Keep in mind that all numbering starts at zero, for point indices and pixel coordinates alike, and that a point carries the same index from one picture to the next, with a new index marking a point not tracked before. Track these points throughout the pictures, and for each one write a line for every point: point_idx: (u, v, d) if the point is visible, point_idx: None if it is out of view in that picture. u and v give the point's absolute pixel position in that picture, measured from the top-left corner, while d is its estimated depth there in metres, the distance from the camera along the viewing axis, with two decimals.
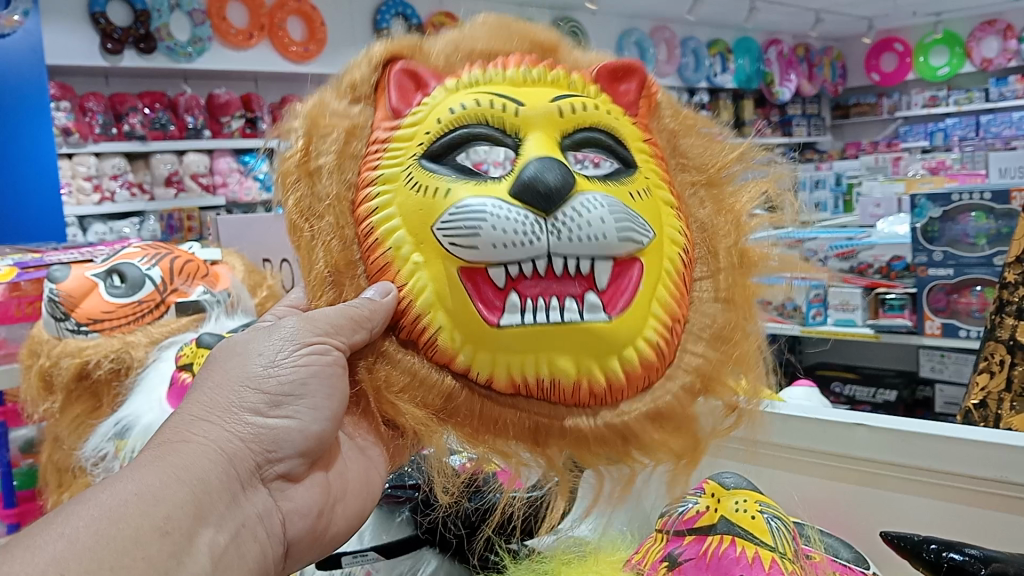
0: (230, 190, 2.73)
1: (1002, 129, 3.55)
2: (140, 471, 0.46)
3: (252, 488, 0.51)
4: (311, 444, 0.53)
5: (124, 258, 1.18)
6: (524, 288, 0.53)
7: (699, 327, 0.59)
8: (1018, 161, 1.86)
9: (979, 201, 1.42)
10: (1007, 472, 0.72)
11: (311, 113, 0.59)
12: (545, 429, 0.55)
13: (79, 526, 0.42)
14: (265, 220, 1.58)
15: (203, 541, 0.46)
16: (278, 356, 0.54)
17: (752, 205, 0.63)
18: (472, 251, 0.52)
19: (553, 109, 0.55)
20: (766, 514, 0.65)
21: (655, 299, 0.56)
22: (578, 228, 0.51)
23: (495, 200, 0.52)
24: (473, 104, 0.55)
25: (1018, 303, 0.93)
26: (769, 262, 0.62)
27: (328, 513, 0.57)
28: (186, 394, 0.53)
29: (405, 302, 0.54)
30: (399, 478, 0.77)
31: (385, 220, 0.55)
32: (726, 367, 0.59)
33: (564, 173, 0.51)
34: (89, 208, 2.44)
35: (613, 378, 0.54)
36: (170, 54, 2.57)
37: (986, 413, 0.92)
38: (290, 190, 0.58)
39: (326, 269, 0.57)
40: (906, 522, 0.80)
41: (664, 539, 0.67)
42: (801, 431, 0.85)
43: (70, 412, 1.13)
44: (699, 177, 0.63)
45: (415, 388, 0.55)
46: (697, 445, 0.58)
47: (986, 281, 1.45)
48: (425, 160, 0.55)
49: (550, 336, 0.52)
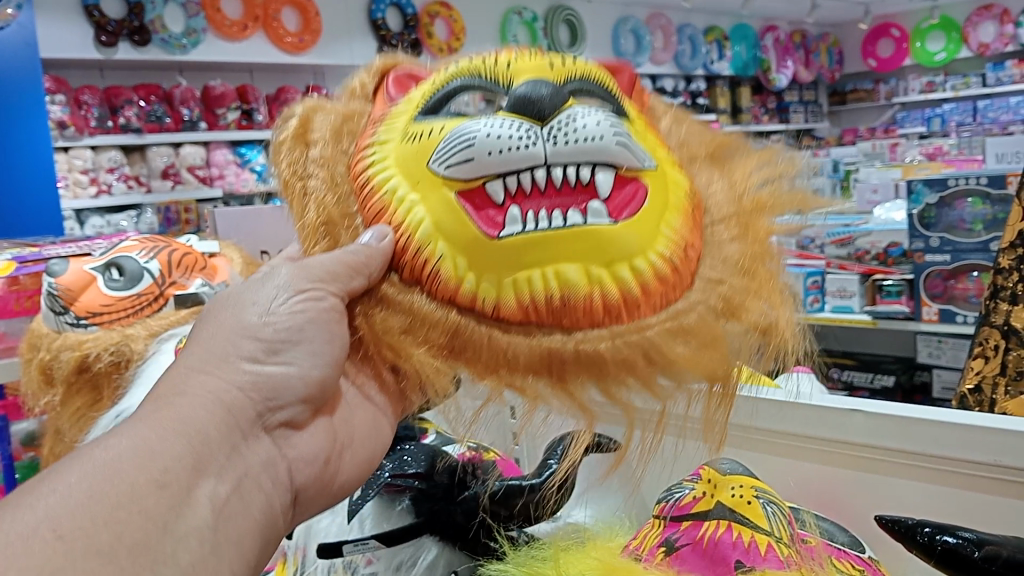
0: (227, 181, 2.71)
1: (999, 114, 3.55)
2: (137, 426, 0.48)
3: (256, 437, 0.54)
4: (312, 391, 0.57)
5: (123, 252, 1.18)
6: (526, 205, 0.53)
7: (718, 257, 0.56)
8: (1015, 146, 1.86)
9: (975, 186, 1.41)
10: (1001, 455, 0.73)
11: (312, 105, 0.64)
12: (559, 355, 0.53)
13: (73, 481, 0.43)
14: (267, 213, 1.59)
15: (203, 492, 0.47)
16: (274, 305, 0.57)
17: (756, 171, 0.61)
18: (469, 164, 0.52)
19: (547, 61, 0.56)
20: (763, 499, 0.66)
21: (664, 220, 0.54)
22: (573, 132, 0.51)
23: (489, 118, 0.53)
24: (465, 61, 0.57)
25: (1012, 288, 0.94)
26: (781, 207, 0.59)
27: (336, 460, 0.61)
28: (182, 347, 0.56)
29: (404, 240, 0.55)
30: (399, 466, 0.76)
31: (380, 171, 0.56)
32: (751, 293, 0.55)
33: (555, 89, 0.53)
34: (86, 201, 2.44)
35: (626, 291, 0.53)
36: (165, 46, 2.56)
37: (981, 398, 0.93)
38: (283, 156, 0.61)
39: (318, 220, 0.59)
40: (901, 507, 0.80)
41: (662, 526, 0.68)
42: (796, 418, 0.86)
43: (71, 406, 1.14)
44: (699, 151, 0.61)
45: (418, 327, 0.55)
46: (727, 364, 0.54)
47: (983, 266, 1.45)
48: (421, 115, 0.57)
49: (553, 244, 0.51)
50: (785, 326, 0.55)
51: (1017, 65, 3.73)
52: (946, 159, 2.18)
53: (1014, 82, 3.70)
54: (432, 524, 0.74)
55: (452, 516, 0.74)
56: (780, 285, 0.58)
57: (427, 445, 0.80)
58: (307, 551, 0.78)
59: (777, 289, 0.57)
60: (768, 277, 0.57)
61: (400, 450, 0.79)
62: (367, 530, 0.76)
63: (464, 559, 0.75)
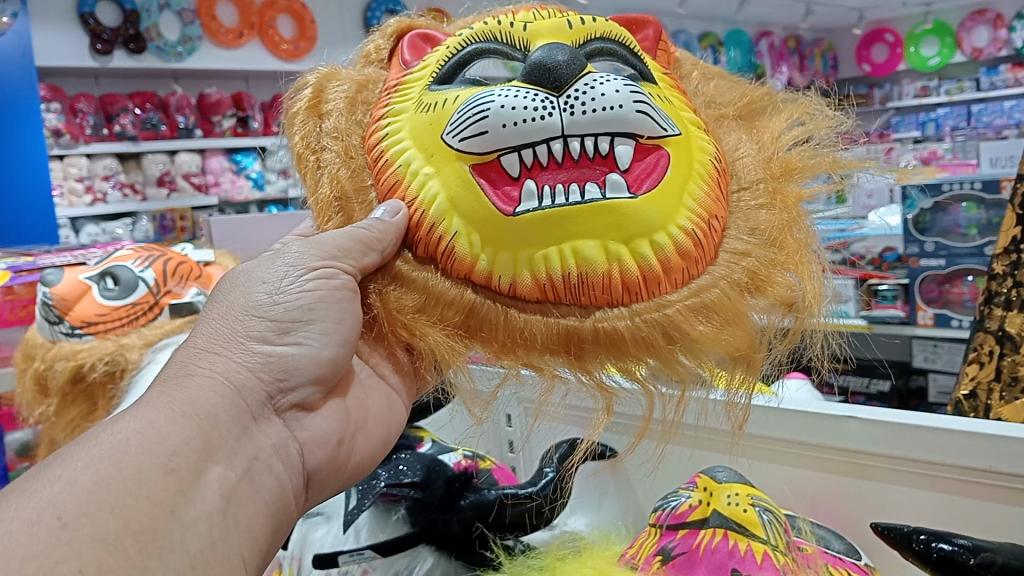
0: (223, 189, 2.72)
1: (994, 119, 3.56)
2: (144, 409, 0.48)
3: (265, 420, 0.55)
4: (324, 371, 0.58)
5: (118, 261, 1.17)
6: (542, 178, 0.56)
7: (741, 222, 0.61)
8: (1009, 150, 1.87)
9: (971, 191, 1.47)
10: (996, 461, 0.73)
11: (326, 73, 0.69)
12: (576, 335, 0.56)
13: (79, 467, 0.44)
14: (259, 219, 1.58)
15: (212, 477, 0.48)
16: (283, 284, 0.58)
17: (785, 129, 0.67)
18: (483, 137, 0.55)
19: (564, 23, 0.59)
20: (759, 507, 0.66)
21: (686, 193, 0.57)
22: (590, 101, 0.54)
23: (505, 88, 0.55)
24: (480, 25, 0.60)
25: (1005, 294, 0.94)
26: (808, 173, 0.65)
27: (350, 441, 0.62)
28: (191, 329, 0.57)
29: (418, 215, 0.58)
30: (395, 475, 0.78)
31: (394, 143, 0.60)
32: (774, 266, 0.59)
33: (573, 53, 0.55)
34: (81, 210, 2.43)
35: (645, 267, 0.55)
36: (160, 53, 2.57)
37: (976, 403, 0.93)
38: (297, 128, 0.66)
39: (331, 195, 0.63)
40: (897, 514, 0.81)
41: (658, 533, 0.68)
42: (791, 424, 0.85)
43: (67, 416, 1.14)
44: (727, 111, 0.68)
45: (432, 306, 0.58)
46: (749, 338, 0.57)
47: (978, 271, 1.48)
48: (435, 84, 0.60)
49: (571, 220, 0.54)
50: (811, 298, 0.59)
51: (1011, 70, 3.72)
52: (941, 163, 2.18)
53: (1007, 86, 3.67)
54: (428, 533, 0.74)
55: (449, 525, 0.74)
56: (809, 254, 0.62)
57: (424, 454, 0.81)
58: (303, 561, 0.77)
59: (806, 260, 0.61)
60: (796, 246, 0.61)
61: (395, 460, 0.80)
62: (364, 540, 0.75)
63: (460, 569, 0.75)
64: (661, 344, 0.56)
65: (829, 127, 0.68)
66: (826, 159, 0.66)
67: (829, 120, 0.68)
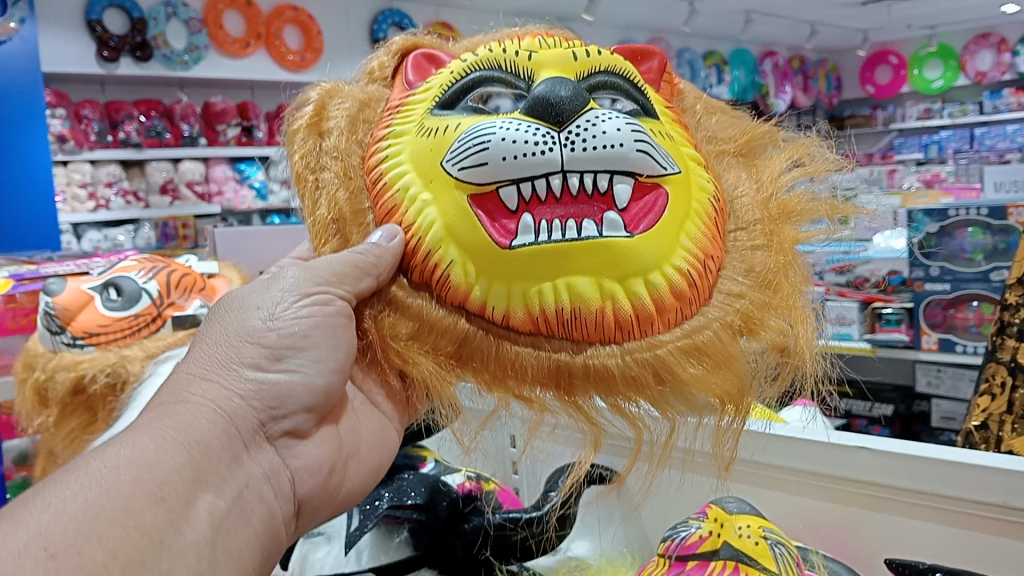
0: (225, 198, 2.72)
1: (996, 142, 3.54)
2: (135, 435, 0.48)
3: (258, 447, 0.54)
4: (317, 399, 0.57)
5: (121, 272, 1.16)
6: (539, 212, 0.55)
7: (737, 266, 0.60)
8: (1013, 175, 1.82)
9: (976, 217, 1.38)
10: (1008, 496, 0.73)
11: (328, 89, 0.68)
12: (566, 371, 0.56)
13: (67, 496, 0.43)
14: (263, 231, 1.57)
15: (202, 506, 0.47)
16: (278, 310, 0.57)
17: (785, 169, 0.66)
18: (483, 168, 0.54)
19: (569, 55, 0.59)
20: (771, 540, 0.66)
21: (683, 233, 0.56)
22: (592, 138, 0.53)
23: (506, 120, 0.55)
24: (485, 51, 0.59)
25: (1018, 324, 0.94)
26: (807, 215, 0.64)
27: (342, 469, 0.62)
28: (185, 353, 0.56)
29: (414, 242, 0.58)
30: (398, 497, 0.77)
31: (394, 166, 0.59)
32: (769, 310, 0.59)
33: (575, 89, 0.55)
34: (83, 216, 2.43)
35: (639, 306, 0.55)
36: (166, 61, 2.55)
37: (987, 434, 0.92)
38: (297, 146, 0.65)
39: (329, 217, 0.62)
40: (909, 547, 0.80)
41: (666, 564, 0.67)
42: (796, 454, 0.85)
43: (66, 427, 1.13)
44: (727, 147, 0.67)
45: (426, 335, 0.58)
46: (740, 382, 0.57)
47: (984, 296, 1.43)
48: (437, 109, 0.59)
49: (566, 256, 0.53)
50: (803, 345, 0.59)
51: (1014, 94, 3.66)
52: (946, 185, 2.16)
53: (1010, 111, 3.62)
54: (431, 556, 0.74)
55: (455, 551, 0.74)
56: (802, 298, 0.61)
57: (427, 475, 0.81)
58: None
59: (799, 304, 0.60)
60: (791, 290, 0.60)
61: (398, 481, 0.80)
62: (365, 562, 0.75)
63: None
64: (649, 383, 0.55)
65: (833, 169, 0.67)
66: (826, 203, 0.65)
67: (830, 161, 0.67)
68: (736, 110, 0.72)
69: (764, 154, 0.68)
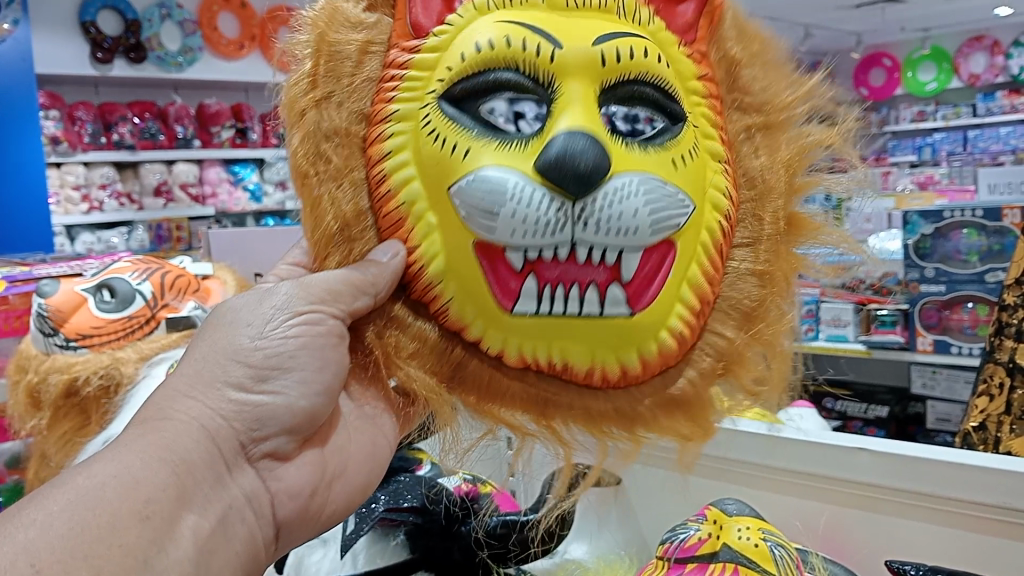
0: (219, 200, 2.70)
1: None
2: (121, 451, 0.49)
3: (239, 469, 0.55)
4: (298, 420, 0.57)
5: (114, 273, 1.16)
6: (544, 272, 0.54)
7: (730, 303, 0.60)
8: (1008, 176, 1.79)
9: (970, 219, 1.37)
10: (1010, 498, 0.74)
11: (319, 37, 0.58)
12: (553, 403, 0.58)
13: (55, 511, 0.44)
14: (258, 232, 1.56)
15: (187, 525, 0.49)
16: (266, 328, 0.57)
17: (811, 156, 0.63)
18: (488, 230, 0.53)
19: (596, 57, 0.54)
20: (770, 542, 0.65)
21: (684, 282, 0.57)
22: (606, 222, 0.52)
23: (519, 178, 0.52)
24: (501, 42, 0.54)
25: (1016, 325, 0.94)
26: (817, 230, 0.63)
27: (324, 492, 0.61)
28: (177, 365, 0.57)
29: (416, 268, 0.56)
30: (393, 499, 0.77)
31: (399, 167, 0.56)
32: (752, 347, 0.61)
33: (598, 155, 0.51)
34: (77, 217, 2.42)
35: (629, 370, 0.56)
36: (161, 64, 2.56)
37: (984, 436, 0.92)
38: (296, 132, 0.58)
39: (334, 224, 0.57)
40: (906, 549, 0.81)
41: (665, 567, 0.66)
42: (807, 456, 0.85)
43: (59, 430, 1.12)
44: (754, 119, 0.62)
45: (425, 354, 0.57)
46: (707, 431, 0.61)
47: (978, 297, 1.40)
48: (444, 105, 0.55)
49: (562, 326, 0.55)
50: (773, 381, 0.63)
51: None
52: (940, 187, 2.14)
53: None
54: (428, 559, 0.74)
55: (448, 553, 0.75)
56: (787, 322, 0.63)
57: (424, 478, 0.80)
58: None
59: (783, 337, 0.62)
60: (777, 319, 0.61)
61: (393, 483, 0.80)
62: (361, 565, 0.77)
63: None
64: (625, 430, 0.59)
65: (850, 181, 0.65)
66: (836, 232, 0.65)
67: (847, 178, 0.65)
68: (777, 49, 0.64)
69: (809, 140, 0.63)
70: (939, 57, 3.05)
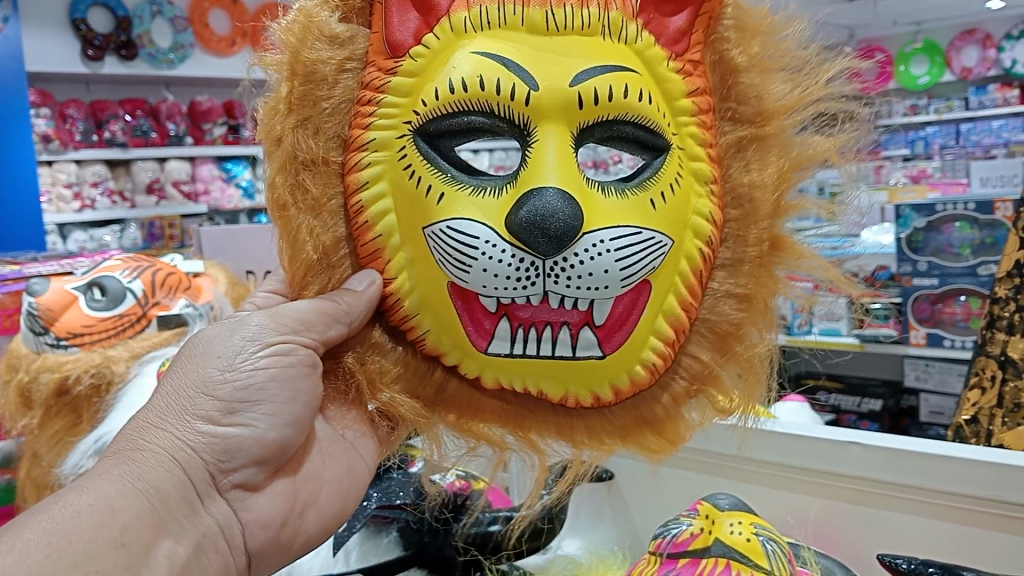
0: (212, 198, 2.69)
1: None
2: (97, 482, 0.51)
3: (211, 499, 0.56)
4: (267, 452, 0.57)
5: (104, 271, 1.15)
6: (517, 317, 0.58)
7: (706, 326, 0.62)
8: (1000, 170, 1.80)
9: (963, 211, 1.36)
10: (1000, 490, 0.74)
11: (295, 51, 0.60)
12: (529, 418, 0.61)
13: (33, 538, 0.46)
14: (249, 230, 1.56)
15: (161, 552, 0.51)
16: (236, 359, 0.57)
17: (798, 175, 0.63)
18: (462, 275, 0.57)
19: (574, 100, 0.55)
20: (762, 536, 0.65)
21: (660, 314, 0.60)
22: (577, 276, 0.56)
23: (490, 230, 0.55)
24: (477, 85, 0.55)
25: (1008, 318, 0.94)
26: (801, 252, 0.63)
27: (296, 521, 0.61)
28: (148, 397, 0.57)
29: (393, 299, 0.59)
30: (386, 497, 0.77)
31: (376, 199, 0.58)
32: (726, 369, 0.63)
33: (571, 215, 0.53)
34: (69, 216, 2.41)
35: (599, 398, 0.60)
36: (152, 61, 2.54)
37: (977, 428, 0.93)
38: (272, 157, 0.60)
39: (313, 254, 0.60)
40: (897, 542, 0.81)
41: (658, 562, 0.66)
42: (795, 451, 0.85)
43: (50, 429, 1.12)
44: (745, 133, 0.62)
45: (408, 378, 0.61)
46: (679, 443, 0.64)
47: (971, 290, 1.41)
48: (420, 143, 0.58)
49: (533, 366, 0.59)
50: (746, 399, 0.63)
51: None
52: (933, 180, 2.14)
53: None
54: (421, 556, 0.76)
55: (444, 550, 0.75)
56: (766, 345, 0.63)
57: (415, 474, 0.80)
58: None
59: (760, 360, 0.63)
60: (756, 339, 0.63)
61: (386, 479, 0.80)
62: (354, 562, 0.78)
63: None
64: (596, 446, 0.62)
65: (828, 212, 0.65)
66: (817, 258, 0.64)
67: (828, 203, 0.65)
68: (784, 40, 0.63)
69: (800, 153, 0.63)
70: (932, 49, 2.65)
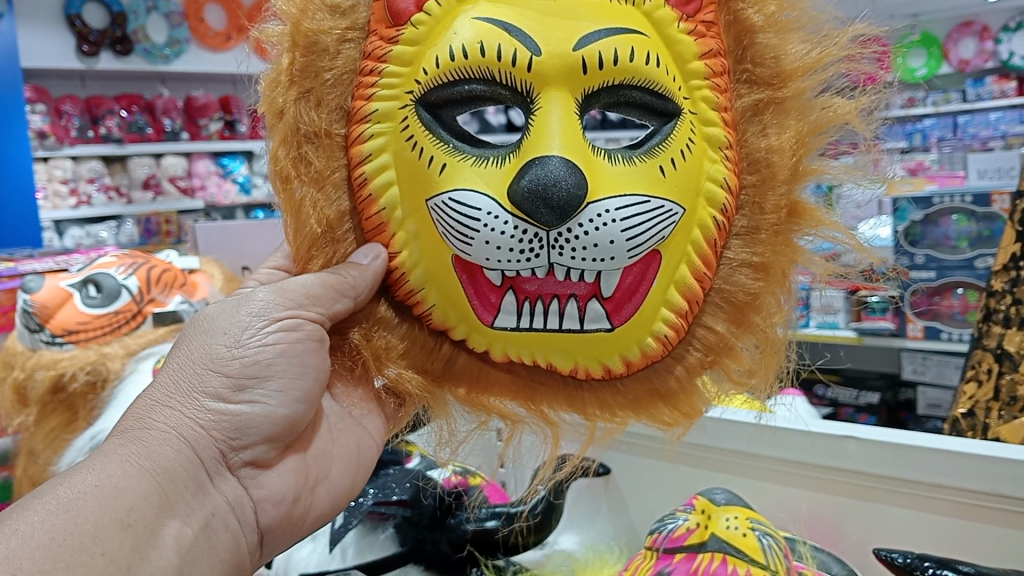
0: (208, 193, 2.66)
1: None
2: (101, 461, 0.50)
3: (221, 477, 0.55)
4: (276, 429, 0.57)
5: (100, 268, 1.15)
6: (523, 289, 0.58)
7: (721, 297, 0.62)
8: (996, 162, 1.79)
9: (959, 204, 1.37)
10: (996, 484, 0.74)
11: (296, 21, 0.60)
12: (540, 390, 0.62)
13: (35, 522, 0.45)
14: (246, 225, 1.55)
15: (170, 532, 0.50)
16: (243, 336, 0.57)
17: (814, 140, 0.62)
18: (467, 247, 0.57)
19: (579, 66, 0.55)
20: (758, 531, 0.65)
21: (671, 285, 0.59)
22: (583, 246, 0.55)
23: (493, 201, 0.55)
24: (479, 51, 0.55)
25: (1004, 311, 0.94)
26: (820, 217, 0.62)
27: (308, 497, 0.62)
28: (155, 374, 0.57)
29: (397, 273, 0.60)
30: (383, 493, 0.77)
31: (379, 171, 0.59)
32: (742, 340, 0.62)
33: (576, 183, 0.53)
34: (65, 212, 2.39)
35: (611, 369, 0.61)
36: (147, 56, 2.55)
37: (973, 421, 0.94)
38: (274, 132, 0.60)
39: (317, 229, 0.60)
40: (893, 534, 0.81)
41: (654, 557, 0.66)
42: (799, 446, 0.84)
43: (47, 426, 1.11)
44: (760, 96, 0.61)
45: (416, 353, 0.62)
46: (694, 415, 0.63)
47: (967, 283, 1.40)
48: (425, 113, 0.57)
49: (543, 339, 0.59)
50: (765, 372, 0.63)
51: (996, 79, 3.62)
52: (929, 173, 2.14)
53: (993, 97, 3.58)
54: (417, 553, 0.75)
55: (441, 546, 0.75)
56: (785, 319, 0.62)
57: (414, 471, 0.81)
58: None
59: (778, 334, 0.63)
60: (774, 309, 0.62)
61: (383, 477, 0.80)
62: (350, 558, 0.75)
63: None
64: (609, 419, 0.62)
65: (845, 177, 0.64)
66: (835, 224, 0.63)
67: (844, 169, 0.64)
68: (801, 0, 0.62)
69: (820, 116, 0.62)
70: (929, 42, 2.61)
